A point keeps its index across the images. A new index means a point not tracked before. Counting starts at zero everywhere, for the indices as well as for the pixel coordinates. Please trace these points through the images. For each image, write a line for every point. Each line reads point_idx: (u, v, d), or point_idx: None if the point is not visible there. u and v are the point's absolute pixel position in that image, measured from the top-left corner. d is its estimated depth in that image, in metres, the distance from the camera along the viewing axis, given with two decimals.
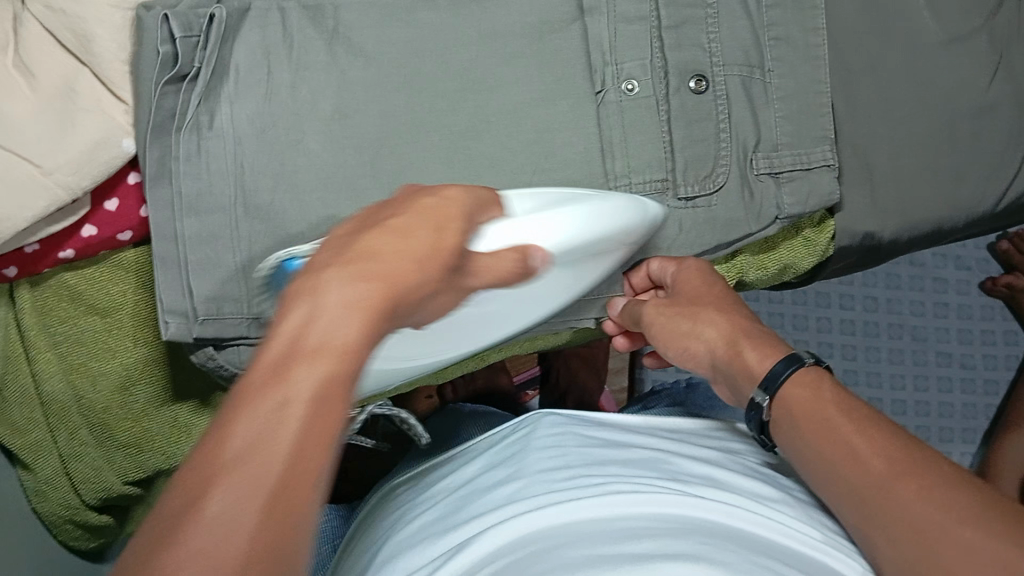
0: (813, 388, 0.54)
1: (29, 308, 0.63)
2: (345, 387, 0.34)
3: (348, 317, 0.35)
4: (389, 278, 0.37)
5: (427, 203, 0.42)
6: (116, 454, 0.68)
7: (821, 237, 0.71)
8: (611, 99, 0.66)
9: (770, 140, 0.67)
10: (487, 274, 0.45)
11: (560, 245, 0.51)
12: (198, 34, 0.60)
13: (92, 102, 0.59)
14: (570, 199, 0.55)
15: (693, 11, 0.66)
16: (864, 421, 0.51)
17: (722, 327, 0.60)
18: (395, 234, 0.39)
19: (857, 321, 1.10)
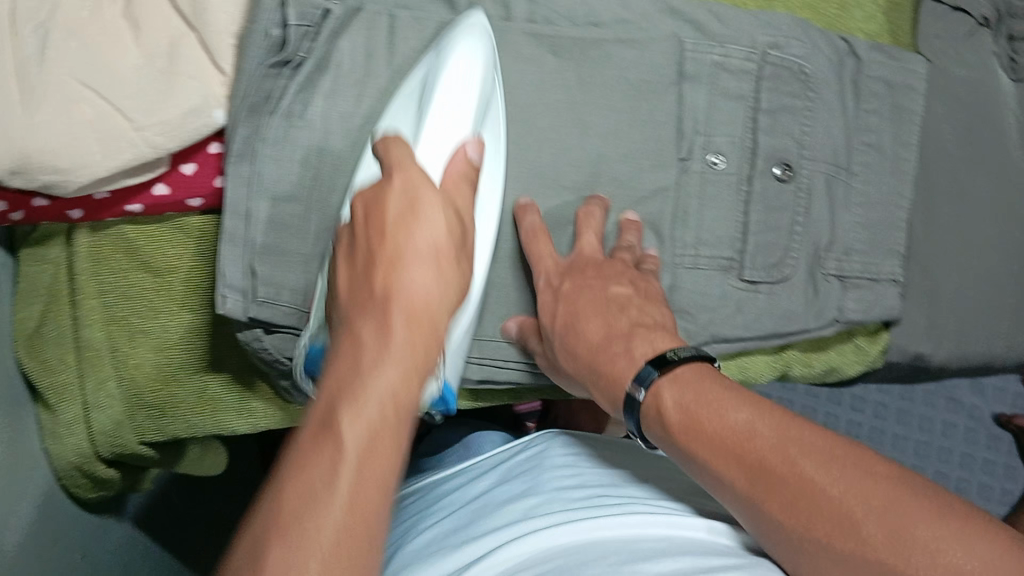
0: (660, 402, 0.53)
1: (85, 252, 0.64)
2: (405, 411, 0.42)
3: (392, 367, 0.42)
4: (416, 325, 0.45)
5: (435, 206, 0.49)
6: (140, 412, 0.67)
7: (874, 349, 0.70)
8: (696, 168, 0.66)
9: (842, 244, 0.67)
10: (464, 202, 0.52)
11: (478, 83, 0.57)
12: (312, 25, 0.61)
13: (195, 67, 0.59)
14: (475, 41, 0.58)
15: (792, 99, 0.66)
16: (747, 403, 0.50)
17: (594, 341, 0.58)
18: (414, 261, 0.46)
19: (866, 422, 0.98)
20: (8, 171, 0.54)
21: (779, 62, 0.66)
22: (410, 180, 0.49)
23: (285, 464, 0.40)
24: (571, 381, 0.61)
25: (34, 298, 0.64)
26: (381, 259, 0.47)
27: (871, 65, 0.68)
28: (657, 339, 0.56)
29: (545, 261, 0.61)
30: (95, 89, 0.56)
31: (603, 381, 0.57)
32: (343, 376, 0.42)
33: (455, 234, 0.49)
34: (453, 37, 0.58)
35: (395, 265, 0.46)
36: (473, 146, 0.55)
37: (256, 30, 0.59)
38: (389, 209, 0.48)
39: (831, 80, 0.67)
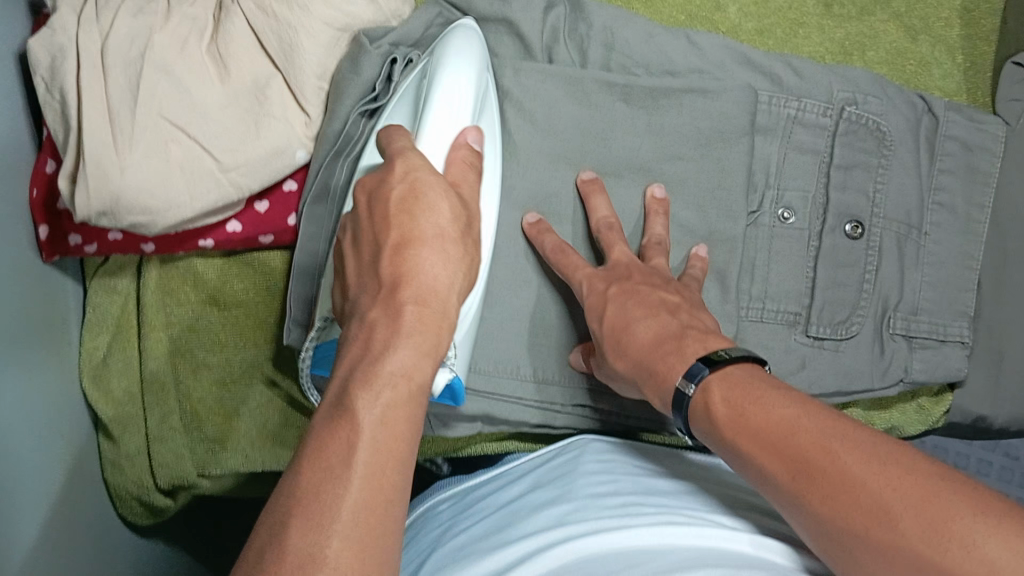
0: (709, 403, 0.46)
1: (154, 284, 0.64)
2: (418, 384, 0.41)
3: (405, 347, 0.42)
4: (428, 313, 0.43)
5: (439, 193, 0.45)
6: (200, 445, 0.66)
7: (937, 409, 0.70)
8: (764, 222, 0.66)
9: (911, 303, 0.67)
10: (470, 192, 0.50)
11: (473, 104, 0.55)
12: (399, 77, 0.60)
13: (281, 108, 0.59)
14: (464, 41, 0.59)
15: (866, 157, 0.66)
16: (813, 423, 0.42)
17: (637, 331, 0.53)
18: (423, 241, 0.44)
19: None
20: (97, 212, 0.54)
21: (856, 118, 0.66)
22: (412, 167, 0.46)
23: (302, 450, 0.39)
24: (621, 384, 0.56)
25: (101, 328, 0.64)
26: (388, 248, 0.44)
27: (947, 125, 0.67)
28: (711, 339, 0.50)
29: (586, 275, 0.58)
30: (183, 129, 0.56)
31: (657, 381, 0.50)
32: (355, 372, 0.41)
33: (465, 216, 0.47)
34: (444, 43, 0.58)
35: (404, 244, 0.44)
36: (474, 132, 0.53)
37: (354, 80, 0.59)
38: (391, 197, 0.45)
39: (906, 138, 0.67)
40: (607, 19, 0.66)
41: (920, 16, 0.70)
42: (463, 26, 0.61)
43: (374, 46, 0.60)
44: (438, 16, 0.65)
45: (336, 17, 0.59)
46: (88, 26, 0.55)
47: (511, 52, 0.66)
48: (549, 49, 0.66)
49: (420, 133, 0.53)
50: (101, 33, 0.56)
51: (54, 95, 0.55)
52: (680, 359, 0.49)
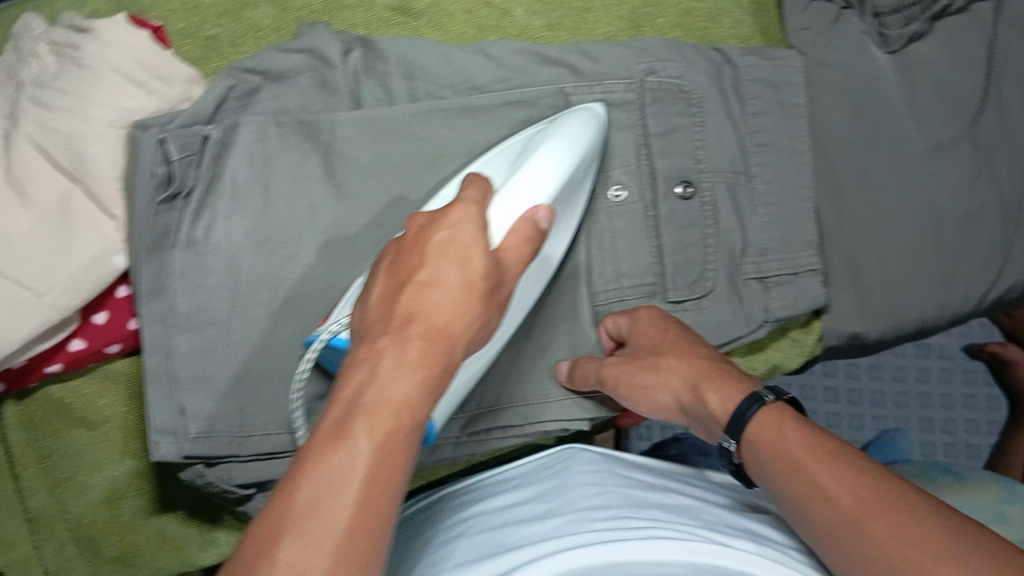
0: (786, 426, 0.48)
1: (15, 420, 0.64)
2: (418, 399, 0.39)
3: (406, 376, 0.39)
4: (435, 344, 0.41)
5: (474, 241, 0.44)
6: (103, 569, 0.65)
7: (810, 338, 0.71)
8: (601, 205, 0.66)
9: (758, 246, 0.68)
10: (512, 265, 0.48)
11: (558, 178, 0.56)
12: (194, 153, 0.61)
13: (86, 220, 0.60)
14: (579, 119, 0.61)
15: (680, 119, 0.68)
16: (837, 461, 0.45)
17: (695, 354, 0.56)
18: (445, 289, 0.42)
19: (841, 388, 0.98)
20: None
21: (659, 86, 0.68)
22: (465, 219, 0.45)
23: (299, 457, 0.37)
24: (647, 392, 0.57)
25: None
26: (405, 292, 0.42)
27: (748, 69, 0.70)
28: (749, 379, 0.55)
29: (643, 326, 0.61)
30: None
31: (727, 381, 0.53)
32: (353, 401, 0.38)
33: (490, 268, 0.45)
34: (568, 116, 0.61)
35: (417, 287, 0.42)
36: (545, 212, 0.51)
37: (136, 173, 0.59)
38: (434, 242, 0.44)
39: (711, 91, 0.69)
40: (400, 51, 0.68)
41: None
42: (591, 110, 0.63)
43: (146, 130, 0.60)
44: (233, 87, 0.65)
45: (118, 116, 0.60)
46: None
47: (313, 102, 0.65)
48: (355, 88, 0.67)
49: (496, 197, 0.52)
50: None
51: None
52: (740, 375, 0.54)
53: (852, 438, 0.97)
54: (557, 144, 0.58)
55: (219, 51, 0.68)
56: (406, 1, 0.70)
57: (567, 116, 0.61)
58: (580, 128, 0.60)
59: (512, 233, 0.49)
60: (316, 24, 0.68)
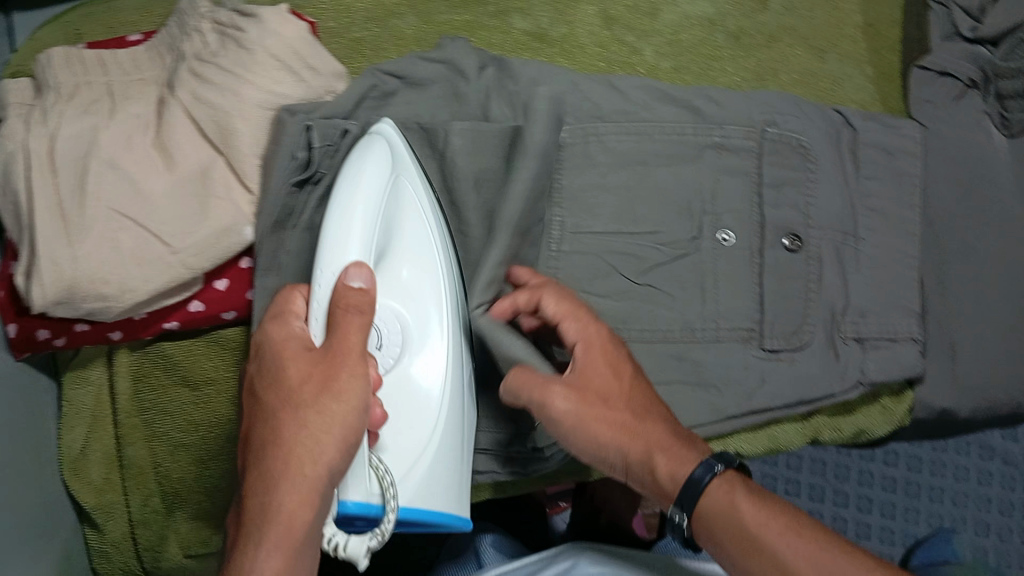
0: (732, 499, 0.55)
1: (125, 372, 0.66)
2: (293, 536, 0.50)
3: (302, 433, 0.51)
4: (296, 502, 0.50)
5: (297, 370, 0.52)
6: (183, 525, 0.69)
7: (900, 407, 0.71)
8: (707, 246, 0.68)
9: (857, 307, 0.69)
10: (351, 347, 0.53)
11: (426, 275, 0.62)
12: (334, 143, 0.65)
13: (223, 190, 0.63)
14: (365, 151, 0.62)
15: (794, 173, 0.69)
16: (788, 528, 0.54)
17: (642, 420, 0.58)
18: (286, 376, 0.52)
19: (900, 478, 0.99)
20: (54, 300, 0.57)
21: (779, 138, 0.69)
22: (280, 351, 0.54)
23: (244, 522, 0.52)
24: (591, 446, 0.58)
25: (78, 420, 0.66)
26: (271, 445, 0.51)
27: (867, 134, 0.71)
28: (697, 446, 0.59)
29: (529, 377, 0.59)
30: (132, 218, 0.59)
31: (674, 455, 0.57)
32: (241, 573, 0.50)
33: (319, 376, 0.52)
34: (354, 158, 0.62)
35: (278, 424, 0.52)
36: (356, 274, 0.56)
37: (277, 153, 0.62)
38: (263, 387, 0.53)
39: (828, 150, 0.70)
40: (533, 74, 0.71)
41: (825, 37, 0.75)
42: (378, 133, 0.64)
43: (294, 116, 0.63)
44: (373, 87, 0.68)
45: (264, 98, 0.64)
46: (35, 129, 0.59)
47: (443, 111, 0.70)
48: (484, 104, 0.70)
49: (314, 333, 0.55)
50: (48, 135, 0.59)
51: (7, 202, 0.59)
52: (684, 448, 0.58)
53: (904, 530, 0.98)
54: (367, 179, 0.60)
55: (362, 53, 0.71)
56: (544, 28, 0.73)
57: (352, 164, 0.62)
58: (376, 166, 0.61)
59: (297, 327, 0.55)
60: (457, 39, 0.72)
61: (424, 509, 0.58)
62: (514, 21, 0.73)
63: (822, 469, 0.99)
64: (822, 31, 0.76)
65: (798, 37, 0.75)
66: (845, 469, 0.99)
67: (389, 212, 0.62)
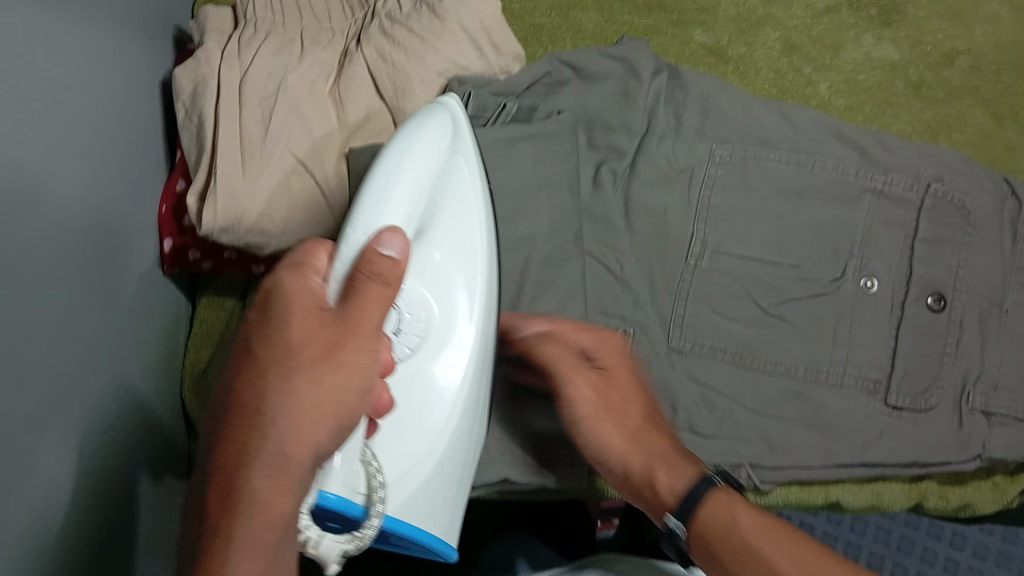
0: (733, 515, 0.56)
1: None
2: (274, 537, 0.38)
3: (312, 414, 0.39)
4: (267, 513, 0.38)
5: (300, 331, 0.39)
6: None
7: (1012, 488, 0.71)
8: (848, 289, 0.67)
9: (992, 379, 0.67)
10: (365, 321, 0.40)
11: (466, 259, 0.54)
12: (488, 117, 0.67)
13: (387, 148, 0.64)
14: (434, 121, 0.53)
15: (952, 233, 0.68)
16: (767, 526, 0.56)
17: (617, 428, 0.62)
18: (292, 335, 0.39)
19: (963, 562, 0.90)
20: (220, 226, 0.60)
21: (942, 195, 0.68)
22: (278, 295, 0.40)
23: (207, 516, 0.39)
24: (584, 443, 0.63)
25: (206, 342, 0.69)
26: (240, 416, 0.39)
27: None
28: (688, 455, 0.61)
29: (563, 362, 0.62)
30: (302, 162, 0.62)
31: (672, 463, 0.60)
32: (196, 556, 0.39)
33: (326, 338, 0.39)
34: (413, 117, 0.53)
35: (254, 400, 0.39)
36: (394, 237, 0.43)
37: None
38: (245, 333, 0.40)
39: (991, 217, 0.69)
40: (703, 88, 0.71)
41: (1009, 104, 0.73)
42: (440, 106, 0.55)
43: (460, 85, 0.67)
44: (548, 74, 0.71)
45: (446, 67, 0.66)
46: (230, 60, 0.63)
47: (611, 110, 0.70)
48: (651, 108, 0.70)
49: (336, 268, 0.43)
50: (240, 67, 0.63)
51: (192, 119, 0.62)
52: (678, 455, 0.60)
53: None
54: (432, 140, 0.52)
55: (540, 40, 0.74)
56: (722, 45, 0.75)
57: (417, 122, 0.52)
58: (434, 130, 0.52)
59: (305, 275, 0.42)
60: (637, 41, 0.73)
61: (406, 521, 0.50)
62: (694, 33, 0.75)
63: (885, 537, 0.92)
64: (1008, 96, 0.74)
65: (979, 98, 0.73)
66: (909, 542, 0.91)
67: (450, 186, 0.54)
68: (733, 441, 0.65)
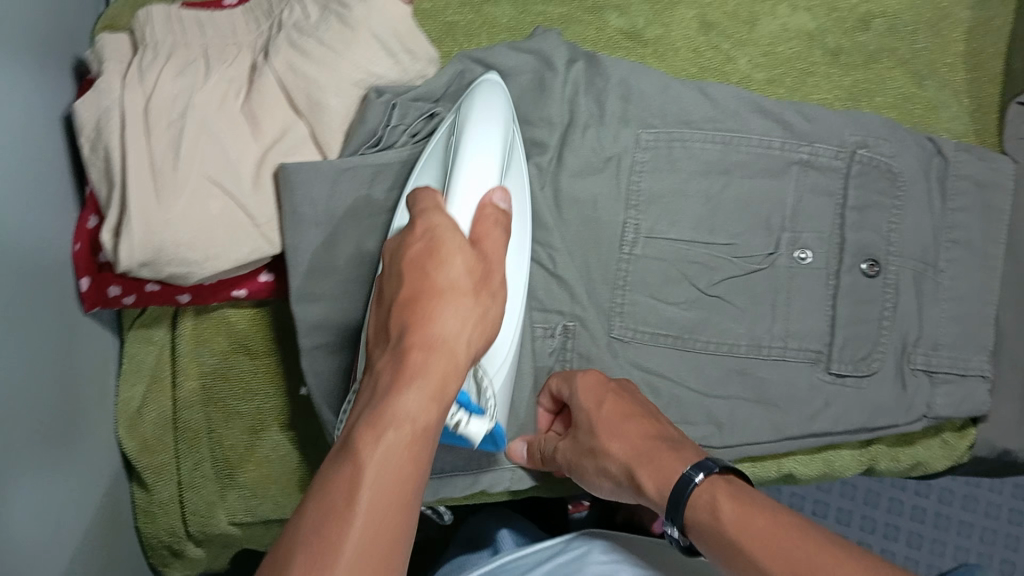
0: (713, 505, 0.53)
1: (187, 335, 0.68)
2: (448, 387, 0.44)
3: (476, 317, 0.47)
4: (437, 357, 0.44)
5: (457, 246, 0.48)
6: (232, 493, 0.68)
7: (962, 443, 0.71)
8: (783, 263, 0.67)
9: (931, 339, 0.68)
10: (495, 255, 0.51)
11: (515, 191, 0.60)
12: (410, 121, 0.65)
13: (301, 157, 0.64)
14: (487, 94, 0.61)
15: (880, 197, 0.68)
16: (749, 506, 0.51)
17: (630, 434, 0.60)
18: (461, 247, 0.48)
19: (930, 509, 0.94)
20: (140, 262, 0.58)
21: (867, 161, 0.68)
22: (435, 227, 0.49)
23: (394, 375, 0.44)
24: (589, 476, 0.62)
25: (137, 378, 0.67)
26: (430, 299, 0.46)
27: (958, 164, 0.70)
28: (687, 450, 0.57)
29: (584, 390, 0.62)
30: (219, 184, 0.60)
31: (658, 469, 0.57)
32: (369, 410, 0.43)
33: (483, 265, 0.49)
34: (476, 94, 0.61)
35: (422, 300, 0.46)
36: (501, 194, 0.54)
37: (360, 129, 0.63)
38: (410, 254, 0.49)
39: (919, 178, 0.69)
40: (623, 72, 0.70)
41: (925, 63, 0.74)
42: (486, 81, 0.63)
43: (379, 95, 0.63)
44: (461, 73, 0.68)
45: (361, 76, 0.64)
46: (132, 86, 0.60)
47: (529, 101, 0.69)
48: (571, 99, 0.69)
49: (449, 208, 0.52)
50: (144, 93, 0.60)
51: (99, 153, 0.59)
52: (669, 457, 0.57)
53: (928, 562, 0.92)
54: (486, 109, 0.58)
55: (454, 37, 0.73)
56: (638, 27, 0.74)
57: (478, 93, 0.60)
58: (488, 103, 0.59)
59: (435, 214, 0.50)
60: (551, 30, 0.71)
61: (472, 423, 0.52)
62: (608, 17, 0.74)
63: (852, 492, 0.95)
64: (924, 55, 0.74)
65: (897, 59, 0.74)
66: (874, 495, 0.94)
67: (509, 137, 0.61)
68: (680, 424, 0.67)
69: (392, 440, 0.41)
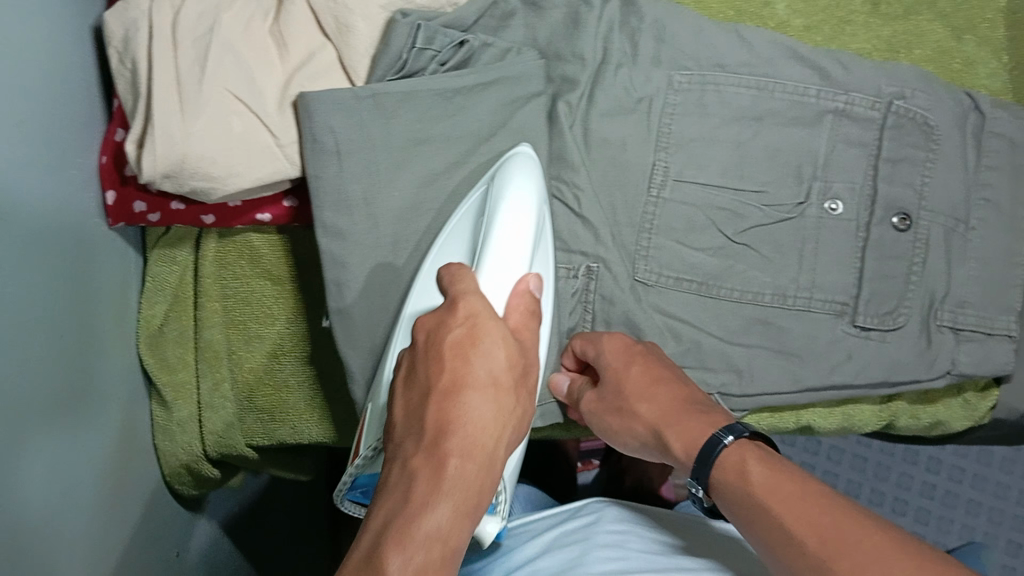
0: (743, 465, 0.52)
1: (211, 256, 0.68)
2: (467, 506, 0.42)
3: (505, 436, 0.45)
4: (472, 467, 0.43)
5: (496, 340, 0.46)
6: (250, 416, 0.70)
7: (983, 403, 0.71)
8: (812, 213, 0.66)
9: (957, 297, 0.67)
10: (531, 342, 0.49)
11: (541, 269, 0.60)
12: (437, 48, 0.63)
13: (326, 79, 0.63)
14: (521, 171, 0.58)
15: (914, 150, 0.67)
16: (778, 470, 0.51)
17: (656, 398, 0.60)
18: (491, 336, 0.46)
19: (940, 485, 0.93)
20: (163, 173, 0.58)
21: (904, 112, 0.67)
22: (474, 313, 0.46)
23: (407, 511, 0.41)
24: (614, 434, 0.62)
25: (160, 296, 0.67)
26: (452, 392, 0.44)
27: (995, 121, 0.69)
28: (716, 415, 0.57)
29: (611, 352, 0.62)
30: (244, 102, 0.60)
31: (686, 430, 0.57)
32: (394, 524, 0.41)
33: (519, 353, 0.47)
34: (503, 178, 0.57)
35: (454, 397, 0.44)
36: (536, 279, 0.53)
37: (385, 53, 0.62)
38: (447, 341, 0.45)
39: (953, 132, 0.68)
40: (658, 12, 0.69)
41: (966, 17, 0.72)
42: (518, 153, 0.60)
43: (405, 17, 0.62)
44: (494, 4, 0.68)
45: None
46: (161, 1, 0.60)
47: (562, 37, 0.68)
48: (605, 36, 0.68)
49: (480, 269, 0.52)
50: (172, 9, 0.60)
51: (126, 65, 0.59)
52: (696, 420, 0.57)
53: (935, 536, 0.92)
54: (521, 188, 0.56)
55: None
56: None
57: (518, 159, 0.59)
58: (523, 172, 0.58)
59: (472, 283, 0.47)
60: None
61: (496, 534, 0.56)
62: None
63: (862, 465, 0.95)
64: (965, 9, 0.72)
65: (938, 12, 0.72)
66: (885, 470, 0.94)
67: (540, 227, 0.58)
68: (699, 369, 0.66)
69: (414, 556, 0.40)
